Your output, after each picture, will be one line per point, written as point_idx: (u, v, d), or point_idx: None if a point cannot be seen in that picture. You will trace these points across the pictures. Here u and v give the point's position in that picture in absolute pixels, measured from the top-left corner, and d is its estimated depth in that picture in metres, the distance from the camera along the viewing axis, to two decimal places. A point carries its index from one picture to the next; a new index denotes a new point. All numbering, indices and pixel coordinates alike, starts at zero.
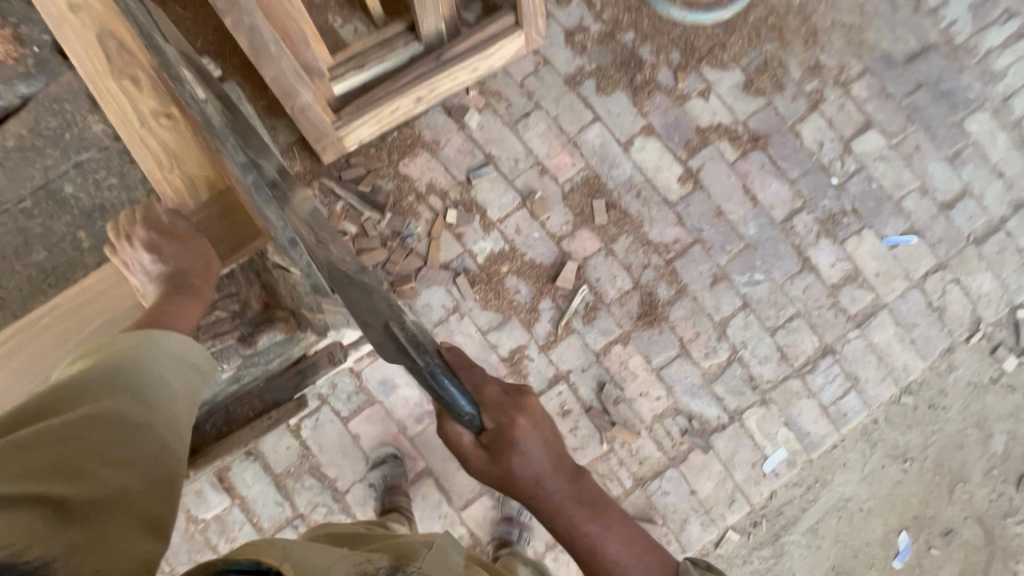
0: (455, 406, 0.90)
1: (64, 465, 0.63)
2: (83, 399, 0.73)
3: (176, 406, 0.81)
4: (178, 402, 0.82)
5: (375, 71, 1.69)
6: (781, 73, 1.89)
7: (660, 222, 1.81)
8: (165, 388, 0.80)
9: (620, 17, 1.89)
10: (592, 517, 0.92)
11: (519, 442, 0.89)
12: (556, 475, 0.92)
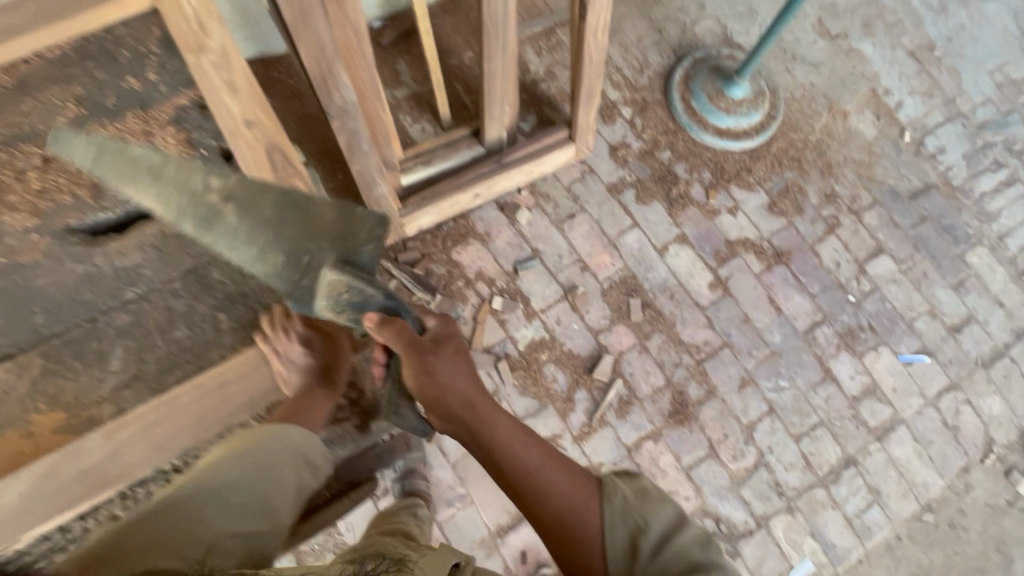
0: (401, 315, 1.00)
1: (176, 537, 0.75)
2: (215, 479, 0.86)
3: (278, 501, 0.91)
4: (288, 487, 0.94)
5: (440, 167, 1.89)
6: (800, 198, 2.10)
7: (691, 324, 1.92)
8: (274, 484, 0.91)
9: (659, 138, 2.12)
10: (515, 435, 0.92)
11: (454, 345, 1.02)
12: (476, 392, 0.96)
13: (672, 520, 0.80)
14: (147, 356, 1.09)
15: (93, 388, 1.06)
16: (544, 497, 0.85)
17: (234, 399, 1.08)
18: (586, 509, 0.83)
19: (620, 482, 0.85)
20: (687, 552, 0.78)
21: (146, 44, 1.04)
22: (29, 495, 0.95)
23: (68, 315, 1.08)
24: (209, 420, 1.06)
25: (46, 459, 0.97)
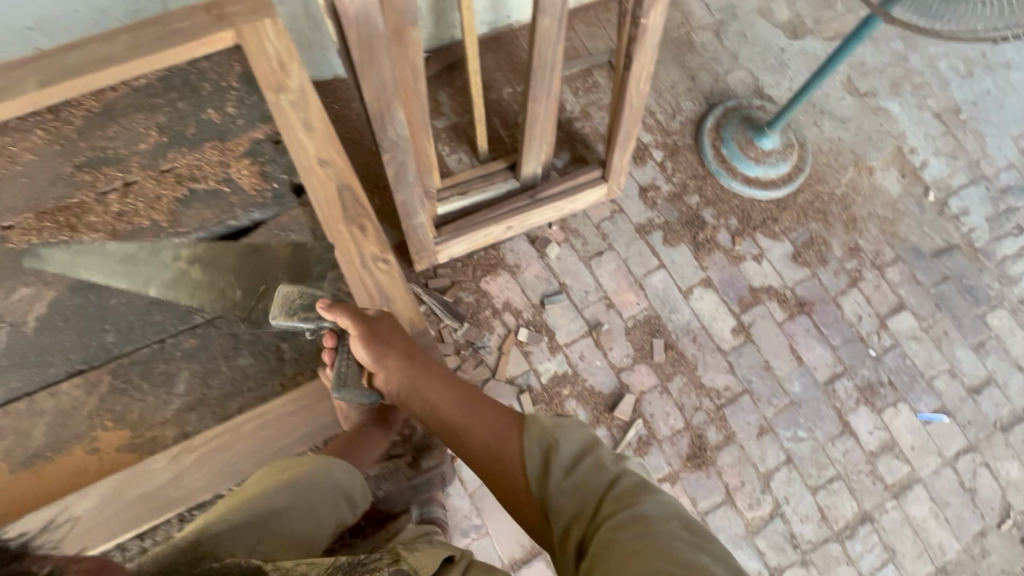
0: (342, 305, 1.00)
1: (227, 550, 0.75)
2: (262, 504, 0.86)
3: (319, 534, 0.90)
4: (327, 523, 0.93)
5: (475, 199, 1.93)
6: (824, 250, 2.13)
7: (713, 368, 1.94)
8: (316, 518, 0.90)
9: (688, 182, 2.17)
10: (452, 396, 0.98)
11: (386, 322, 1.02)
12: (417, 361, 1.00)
13: (586, 443, 0.85)
14: (211, 382, 1.02)
15: (159, 409, 1.00)
16: (470, 441, 0.93)
17: (302, 427, 1.02)
18: (515, 450, 0.88)
19: (537, 418, 0.89)
20: (609, 476, 0.81)
21: (227, 78, 1.08)
22: (96, 511, 0.92)
23: (137, 334, 1.02)
24: (271, 449, 1.01)
25: (113, 478, 0.94)
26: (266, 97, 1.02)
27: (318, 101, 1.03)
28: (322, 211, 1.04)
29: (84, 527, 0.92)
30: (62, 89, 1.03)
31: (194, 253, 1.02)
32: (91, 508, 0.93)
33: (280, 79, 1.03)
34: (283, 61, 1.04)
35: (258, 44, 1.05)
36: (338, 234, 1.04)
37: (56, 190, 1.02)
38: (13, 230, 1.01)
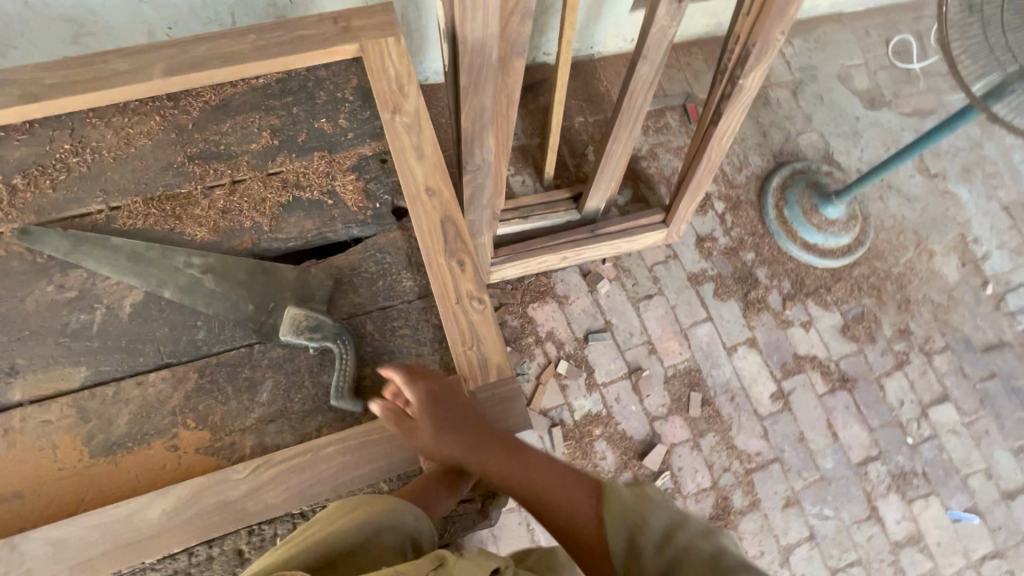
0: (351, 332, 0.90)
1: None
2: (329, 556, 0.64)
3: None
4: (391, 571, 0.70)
5: (535, 224, 1.94)
6: (874, 327, 2.10)
7: (747, 431, 1.91)
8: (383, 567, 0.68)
9: (745, 239, 2.15)
10: (516, 460, 0.80)
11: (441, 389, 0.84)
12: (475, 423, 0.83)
13: (675, 518, 0.64)
14: (293, 395, 0.87)
15: (239, 415, 0.86)
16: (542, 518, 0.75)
17: (376, 462, 0.83)
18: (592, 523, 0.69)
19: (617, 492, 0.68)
20: (704, 564, 0.58)
21: (343, 90, 1.06)
22: (164, 519, 0.77)
23: (229, 334, 0.89)
24: (337, 484, 0.81)
25: (187, 484, 0.78)
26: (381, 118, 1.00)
27: (430, 129, 1.01)
28: (423, 235, 0.94)
29: (148, 540, 0.76)
30: (182, 80, 1.00)
31: (206, 261, 0.91)
32: (170, 509, 0.77)
33: (397, 100, 1.01)
34: (401, 83, 1.03)
35: (378, 63, 1.04)
36: (437, 269, 0.93)
37: (166, 179, 0.97)
38: (120, 212, 0.94)
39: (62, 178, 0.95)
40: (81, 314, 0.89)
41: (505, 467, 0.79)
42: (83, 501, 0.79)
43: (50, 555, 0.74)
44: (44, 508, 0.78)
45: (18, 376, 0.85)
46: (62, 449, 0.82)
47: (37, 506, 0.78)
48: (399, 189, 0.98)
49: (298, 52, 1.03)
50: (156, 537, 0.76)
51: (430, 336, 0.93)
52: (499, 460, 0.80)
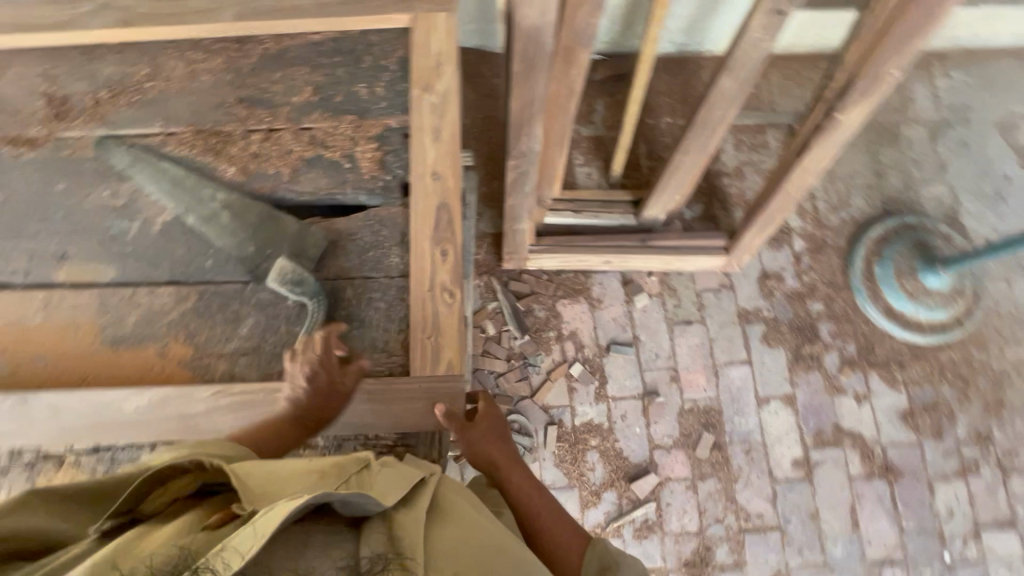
0: (327, 293, 0.96)
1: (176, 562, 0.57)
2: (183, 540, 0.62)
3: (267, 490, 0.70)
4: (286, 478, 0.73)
5: (586, 221, 1.88)
6: (945, 422, 1.82)
7: (754, 488, 1.78)
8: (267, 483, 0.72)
9: (818, 286, 1.93)
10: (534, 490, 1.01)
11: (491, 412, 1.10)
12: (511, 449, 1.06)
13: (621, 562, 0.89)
14: (268, 335, 0.95)
15: (220, 341, 0.95)
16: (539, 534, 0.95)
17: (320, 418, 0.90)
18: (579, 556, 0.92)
19: (608, 543, 0.92)
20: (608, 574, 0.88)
21: (388, 58, 1.08)
22: (137, 414, 0.89)
23: (230, 268, 0.99)
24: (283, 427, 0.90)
25: (160, 389, 0.90)
26: (411, 94, 1.02)
27: (455, 114, 1.01)
28: (417, 218, 0.97)
29: (119, 425, 0.89)
30: (251, 28, 1.08)
31: (229, 199, 1.01)
32: (142, 406, 0.89)
33: (431, 79, 1.02)
34: (440, 63, 1.03)
35: (424, 39, 1.05)
36: (421, 255, 0.96)
37: (216, 116, 1.06)
38: (174, 138, 1.05)
39: (136, 99, 1.07)
40: (123, 221, 1.02)
41: (526, 489, 1.01)
42: (83, 378, 0.93)
43: (49, 416, 0.89)
44: (55, 374, 0.93)
45: (65, 260, 1.00)
46: (80, 330, 0.96)
47: (52, 371, 0.94)
48: (409, 168, 1.01)
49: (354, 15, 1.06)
50: (126, 425, 0.89)
51: (400, 315, 0.96)
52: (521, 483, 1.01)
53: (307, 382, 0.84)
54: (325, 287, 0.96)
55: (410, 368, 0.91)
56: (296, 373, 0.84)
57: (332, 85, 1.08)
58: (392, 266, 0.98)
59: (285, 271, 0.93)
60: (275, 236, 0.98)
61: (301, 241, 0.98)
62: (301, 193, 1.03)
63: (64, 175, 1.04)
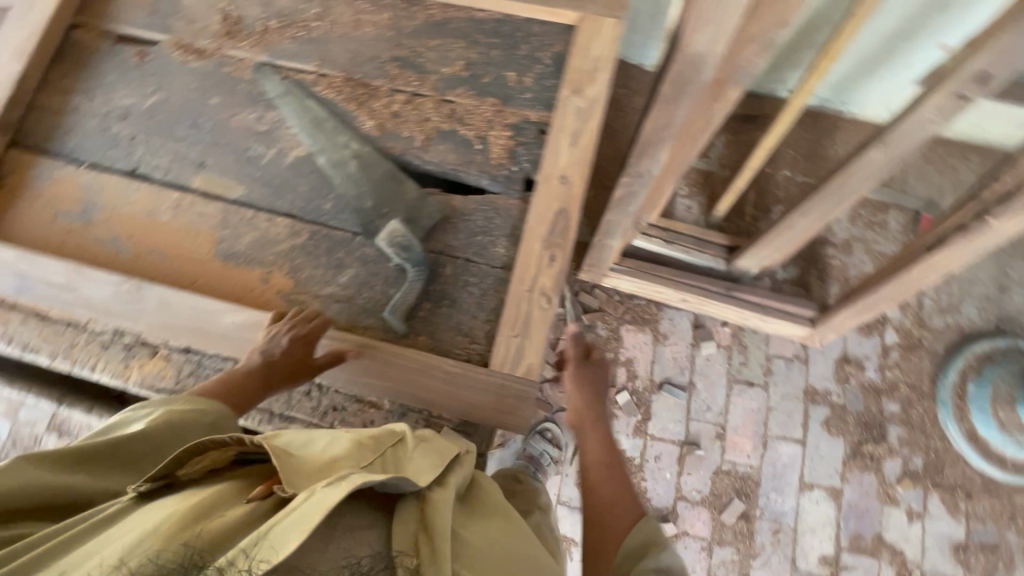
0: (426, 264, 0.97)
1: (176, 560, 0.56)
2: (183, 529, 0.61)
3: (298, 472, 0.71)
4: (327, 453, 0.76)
5: (675, 253, 1.82)
6: (999, 568, 1.69)
7: (771, 571, 1.71)
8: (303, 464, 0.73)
9: (899, 386, 1.81)
10: (607, 448, 1.08)
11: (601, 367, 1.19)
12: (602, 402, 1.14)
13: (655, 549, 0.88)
14: (362, 290, 0.98)
15: (319, 283, 0.99)
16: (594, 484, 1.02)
17: (403, 388, 0.94)
18: (619, 520, 0.95)
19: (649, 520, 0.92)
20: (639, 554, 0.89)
21: (544, 52, 1.07)
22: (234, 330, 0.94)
23: (345, 216, 1.02)
24: (370, 382, 0.96)
25: (257, 311, 0.94)
26: (561, 93, 1.00)
27: (597, 123, 0.99)
28: (534, 214, 0.96)
29: (217, 334, 0.96)
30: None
31: (360, 151, 1.04)
32: (238, 323, 0.94)
33: (582, 82, 1.00)
34: (596, 67, 1.01)
35: (586, 40, 1.02)
36: (529, 254, 0.95)
37: (368, 68, 1.09)
38: (325, 80, 1.09)
39: (300, 35, 1.11)
40: (260, 146, 1.07)
41: (601, 444, 1.08)
42: (192, 282, 0.99)
43: (157, 308, 0.95)
44: (170, 272, 1.00)
45: (202, 169, 1.06)
46: (199, 237, 1.02)
47: (168, 268, 1.00)
48: (538, 165, 1.00)
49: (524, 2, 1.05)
50: (224, 335, 0.95)
51: (492, 304, 0.96)
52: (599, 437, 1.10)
53: (287, 343, 0.89)
54: (428, 258, 0.97)
55: (492, 358, 0.91)
56: (279, 333, 0.90)
57: (482, 64, 1.08)
58: (496, 255, 0.98)
59: (394, 233, 0.96)
60: (395, 198, 1.00)
61: (417, 208, 1.00)
62: (426, 160, 1.04)
63: (220, 90, 1.10)
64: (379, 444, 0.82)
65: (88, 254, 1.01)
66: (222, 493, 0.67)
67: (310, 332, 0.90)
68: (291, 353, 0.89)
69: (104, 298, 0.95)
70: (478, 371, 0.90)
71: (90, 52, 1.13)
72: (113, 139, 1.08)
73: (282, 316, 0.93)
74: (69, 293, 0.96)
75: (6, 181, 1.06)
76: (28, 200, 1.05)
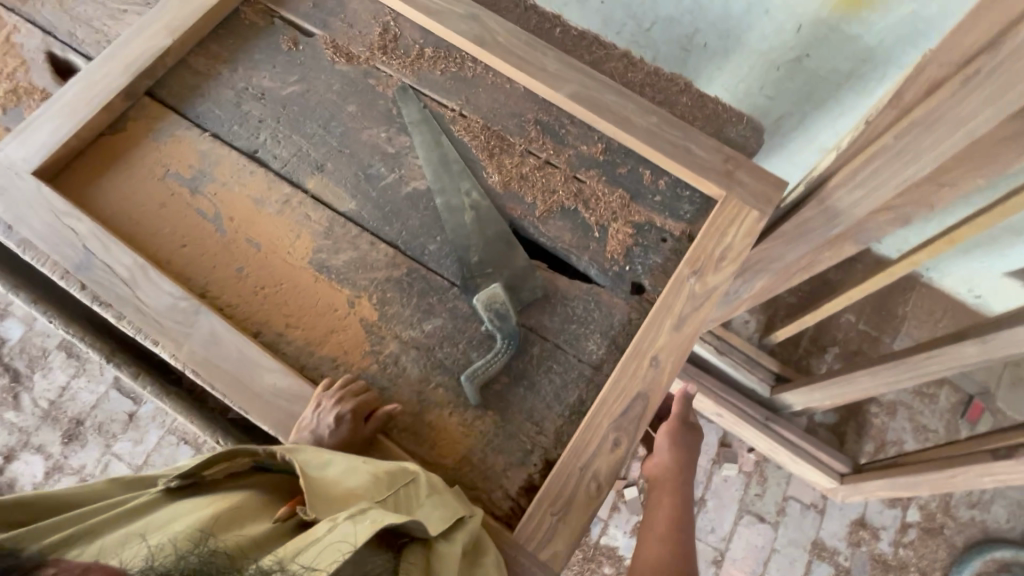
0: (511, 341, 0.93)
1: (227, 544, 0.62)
2: (227, 522, 0.66)
3: (317, 492, 0.71)
4: (345, 478, 0.74)
5: (724, 365, 1.79)
6: None
7: None
8: (321, 484, 0.72)
9: (909, 568, 1.74)
10: (674, 513, 0.95)
11: (694, 435, 1.07)
12: (682, 467, 1.02)
13: None
14: (444, 344, 0.95)
15: (401, 322, 0.96)
16: (645, 544, 0.91)
17: None
18: None
19: None
20: None
21: None
22: (276, 386, 0.89)
23: (445, 264, 1.00)
24: None
25: (302, 379, 0.90)
26: (679, 270, 0.96)
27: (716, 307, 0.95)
28: (648, 328, 0.93)
29: (252, 395, 0.89)
30: (574, 108, 1.06)
31: (479, 203, 1.02)
32: (280, 386, 0.90)
33: (706, 267, 0.96)
34: (723, 256, 0.96)
35: (721, 225, 0.98)
36: (627, 374, 0.91)
37: (508, 123, 1.09)
38: (463, 121, 1.08)
39: (451, 70, 1.11)
40: (382, 167, 1.05)
41: (668, 506, 0.96)
42: (255, 311, 0.96)
43: (207, 338, 0.91)
44: (229, 296, 0.96)
45: (320, 172, 1.05)
46: (299, 239, 1.00)
47: (230, 289, 0.97)
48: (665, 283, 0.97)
49: (675, 160, 1.01)
50: (260, 397, 0.89)
51: (569, 402, 0.93)
52: (668, 501, 0.97)
53: (335, 427, 0.84)
54: (519, 331, 0.95)
55: (559, 465, 0.87)
56: (325, 411, 0.85)
57: (619, 153, 1.07)
58: (586, 350, 0.96)
59: (494, 298, 0.93)
60: (502, 261, 0.98)
61: (520, 279, 0.97)
62: (540, 231, 1.02)
63: (358, 100, 1.09)
64: (394, 480, 0.77)
65: (159, 246, 0.98)
66: (245, 506, 0.69)
67: (356, 412, 0.85)
68: (337, 435, 0.84)
69: (158, 307, 0.92)
70: (501, 535, 0.84)
71: (247, 26, 1.13)
72: (242, 117, 1.08)
73: (336, 386, 0.89)
74: (125, 289, 0.92)
75: (126, 129, 1.05)
76: (143, 153, 1.04)
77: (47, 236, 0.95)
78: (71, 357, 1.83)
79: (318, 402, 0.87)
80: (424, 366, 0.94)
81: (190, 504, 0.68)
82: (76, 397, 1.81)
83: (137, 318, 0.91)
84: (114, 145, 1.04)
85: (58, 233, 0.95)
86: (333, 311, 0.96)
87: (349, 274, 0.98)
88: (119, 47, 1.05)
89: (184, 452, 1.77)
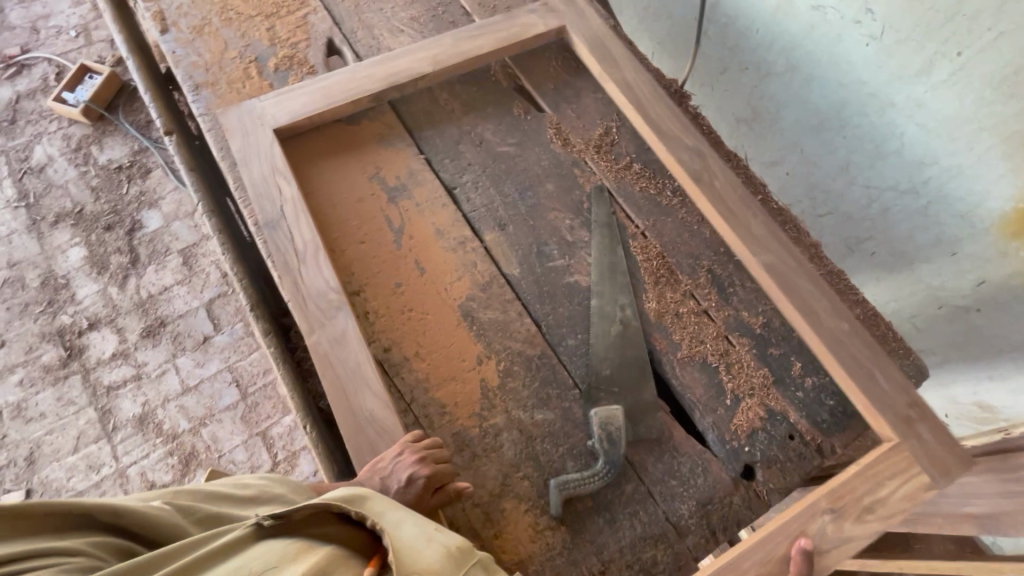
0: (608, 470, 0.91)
1: None
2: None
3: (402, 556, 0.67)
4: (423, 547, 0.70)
5: None
6: None
7: None
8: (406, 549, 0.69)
9: None
10: None
11: None
12: None
13: None
14: (546, 439, 0.94)
15: (516, 400, 0.97)
16: None
17: None
18: None
19: None
20: None
21: None
22: (377, 408, 0.92)
23: (577, 362, 1.01)
24: None
25: (395, 418, 0.92)
26: (819, 500, 0.90)
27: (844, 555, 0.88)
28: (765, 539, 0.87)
29: (348, 410, 0.92)
30: (760, 277, 1.06)
31: (629, 321, 1.03)
32: (375, 414, 0.92)
33: (848, 512, 0.89)
34: (871, 508, 0.90)
35: (882, 474, 0.91)
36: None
37: (683, 260, 1.11)
38: (642, 241, 1.12)
39: (650, 192, 1.16)
40: (553, 249, 1.10)
41: None
42: (391, 327, 1.01)
43: (338, 338, 0.96)
44: (378, 305, 1.02)
45: (499, 230, 1.11)
46: (458, 281, 1.05)
47: (382, 299, 1.02)
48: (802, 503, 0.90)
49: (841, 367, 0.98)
50: (352, 416, 0.92)
51: (646, 555, 0.89)
52: None
53: (404, 484, 0.82)
54: (622, 462, 0.92)
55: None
56: (402, 465, 0.84)
57: (777, 334, 1.05)
58: (681, 512, 0.92)
59: (610, 422, 0.92)
60: (629, 386, 0.98)
61: (639, 411, 0.97)
62: (674, 373, 1.02)
63: (557, 182, 1.16)
64: (466, 557, 0.72)
65: (341, 235, 1.07)
66: (333, 554, 0.66)
67: (428, 480, 0.84)
68: (406, 493, 0.84)
69: (311, 290, 0.99)
70: None
71: (492, 83, 1.25)
72: (456, 154, 1.17)
73: (421, 442, 0.89)
74: (293, 261, 1.01)
75: (359, 125, 1.17)
76: (363, 151, 1.15)
77: (257, 185, 1.06)
78: (185, 265, 1.97)
79: (399, 449, 0.87)
80: (518, 452, 0.93)
81: (273, 552, 0.64)
82: (171, 301, 1.93)
83: (290, 292, 0.98)
84: (345, 134, 1.16)
85: (266, 188, 1.06)
86: (458, 359, 0.99)
87: (486, 332, 1.01)
88: (387, 59, 1.19)
89: (230, 392, 1.83)
